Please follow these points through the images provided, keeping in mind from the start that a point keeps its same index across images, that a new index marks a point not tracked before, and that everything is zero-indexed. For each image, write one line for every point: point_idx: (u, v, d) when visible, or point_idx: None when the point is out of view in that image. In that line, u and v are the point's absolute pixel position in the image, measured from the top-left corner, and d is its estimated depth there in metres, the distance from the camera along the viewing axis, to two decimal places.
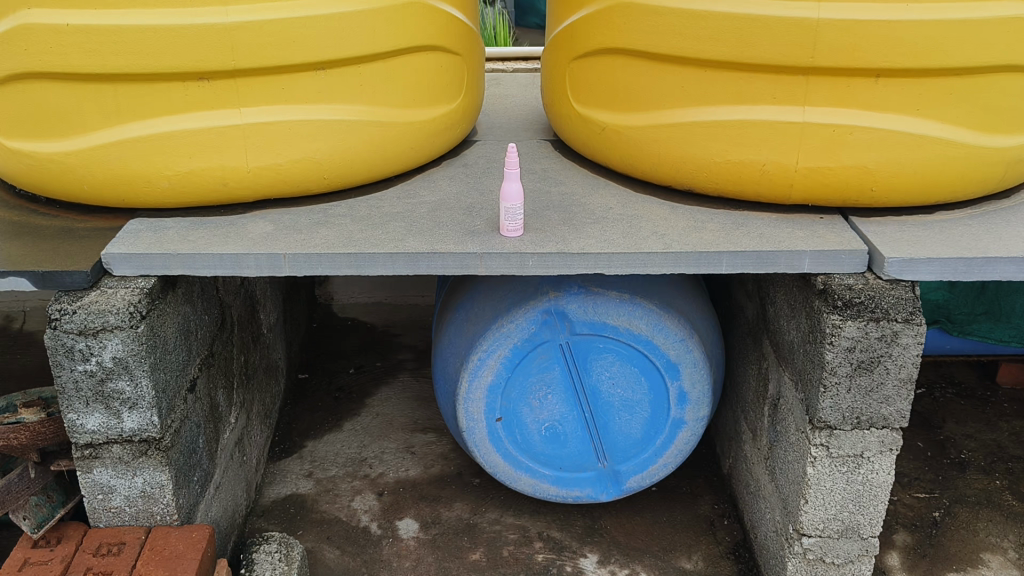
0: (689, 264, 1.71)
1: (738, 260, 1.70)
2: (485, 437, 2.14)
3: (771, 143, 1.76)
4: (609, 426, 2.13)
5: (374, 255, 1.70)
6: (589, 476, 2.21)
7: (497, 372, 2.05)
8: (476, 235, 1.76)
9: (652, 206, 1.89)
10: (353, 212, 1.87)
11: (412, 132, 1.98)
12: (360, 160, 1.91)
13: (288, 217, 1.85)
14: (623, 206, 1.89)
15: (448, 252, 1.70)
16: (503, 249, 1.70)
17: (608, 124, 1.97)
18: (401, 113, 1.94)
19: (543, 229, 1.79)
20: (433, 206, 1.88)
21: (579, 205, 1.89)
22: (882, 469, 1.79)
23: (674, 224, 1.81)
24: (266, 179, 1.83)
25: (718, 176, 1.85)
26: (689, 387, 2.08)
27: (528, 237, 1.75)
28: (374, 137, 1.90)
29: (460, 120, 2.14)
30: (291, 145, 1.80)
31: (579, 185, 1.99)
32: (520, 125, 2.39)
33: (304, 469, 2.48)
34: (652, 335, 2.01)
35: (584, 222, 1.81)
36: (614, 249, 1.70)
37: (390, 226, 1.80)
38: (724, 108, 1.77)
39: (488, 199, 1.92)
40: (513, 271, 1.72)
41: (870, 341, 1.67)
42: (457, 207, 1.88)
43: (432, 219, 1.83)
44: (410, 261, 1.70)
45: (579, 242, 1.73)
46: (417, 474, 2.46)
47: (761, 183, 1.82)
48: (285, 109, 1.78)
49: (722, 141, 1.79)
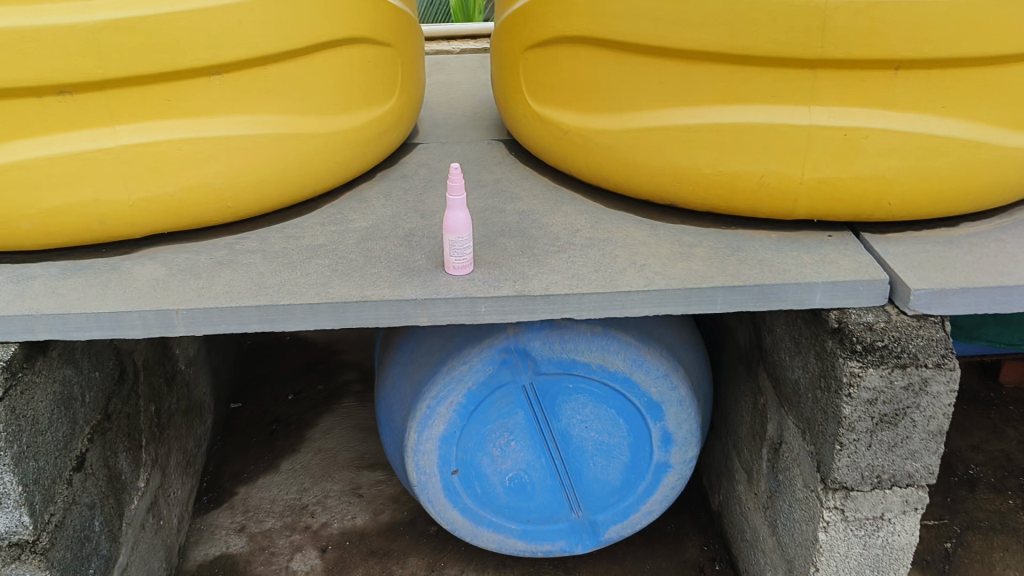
0: (677, 303, 1.41)
1: (735, 296, 1.41)
2: (439, 492, 1.84)
3: (771, 150, 1.45)
4: (583, 474, 1.85)
5: (290, 306, 1.37)
6: (561, 527, 1.92)
7: (450, 421, 1.75)
8: (416, 275, 1.44)
9: (628, 227, 1.58)
10: (266, 246, 1.53)
11: (336, 145, 1.63)
12: (272, 182, 1.57)
13: (183, 254, 1.51)
14: (592, 228, 1.58)
15: (382, 300, 1.38)
16: (450, 294, 1.39)
17: (572, 128, 1.65)
18: (321, 121, 1.60)
19: (498, 263, 1.47)
20: (363, 236, 1.56)
21: (540, 231, 1.57)
22: (905, 531, 1.52)
23: (656, 250, 1.50)
24: (153, 212, 1.48)
25: (706, 190, 1.54)
26: (674, 427, 1.80)
27: (481, 277, 1.44)
28: (288, 153, 1.56)
29: (397, 123, 1.81)
30: (183, 169, 1.46)
31: (540, 201, 1.67)
32: (467, 121, 2.06)
33: (235, 523, 2.17)
34: (629, 372, 1.72)
35: (548, 253, 1.50)
36: (586, 289, 1.40)
37: (310, 265, 1.47)
38: (713, 109, 1.46)
39: (429, 223, 1.60)
40: (463, 319, 1.40)
41: (895, 391, 1.39)
42: (393, 236, 1.56)
43: (362, 254, 1.50)
44: (335, 312, 1.38)
45: (542, 280, 1.43)
46: (365, 523, 2.16)
47: (759, 198, 1.51)
48: (173, 125, 1.44)
49: (712, 148, 1.48)
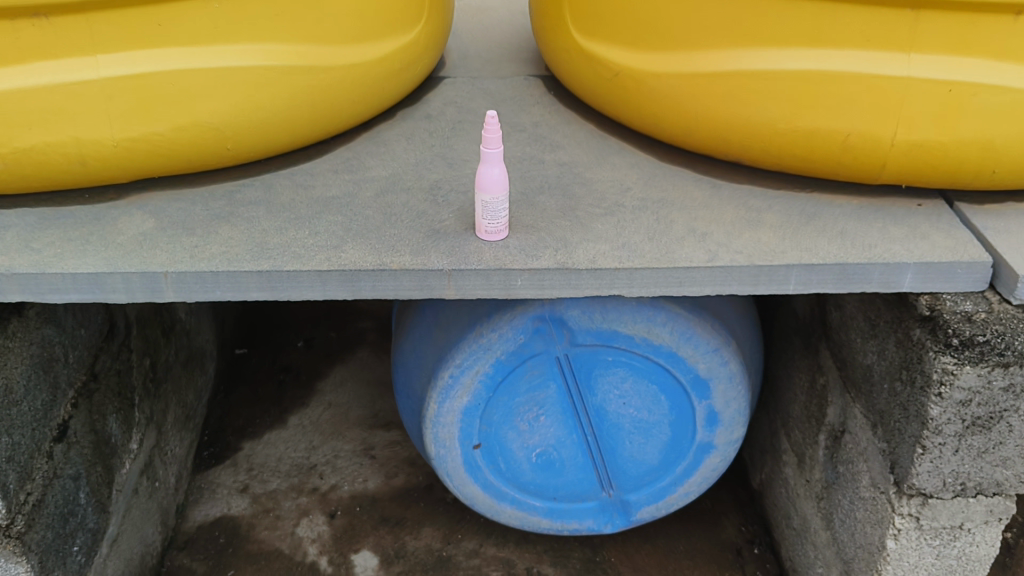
0: (744, 282, 1.21)
1: (812, 276, 1.21)
2: (459, 467, 1.68)
3: (860, 105, 1.23)
4: (618, 452, 1.69)
5: (296, 273, 1.19)
6: (590, 506, 1.77)
7: (474, 392, 1.58)
8: (442, 240, 1.25)
9: (686, 186, 1.37)
10: (271, 196, 1.34)
11: (349, 80, 1.42)
12: (276, 122, 1.36)
13: (176, 203, 1.32)
14: (645, 187, 1.37)
15: (403, 269, 1.19)
16: (480, 264, 1.20)
17: (620, 69, 1.42)
18: (332, 52, 1.38)
19: (536, 228, 1.28)
20: (381, 189, 1.36)
21: (585, 189, 1.37)
22: (984, 542, 1.36)
23: (720, 216, 1.30)
24: (140, 155, 1.28)
25: (778, 147, 1.32)
26: (721, 406, 1.63)
27: (517, 243, 1.24)
28: (295, 88, 1.35)
29: (423, 54, 1.59)
30: (173, 107, 1.26)
31: (584, 152, 1.46)
32: (500, 52, 1.84)
33: (238, 482, 2.03)
34: (676, 346, 1.54)
35: (594, 215, 1.30)
36: (638, 262, 1.20)
37: (321, 222, 1.28)
38: (792, 53, 1.24)
39: (457, 175, 1.40)
40: (495, 293, 1.21)
41: (993, 392, 1.21)
42: (416, 190, 1.36)
43: (380, 211, 1.31)
44: (348, 282, 1.20)
45: (587, 248, 1.23)
46: (378, 488, 2.01)
47: (841, 160, 1.30)
48: (161, 54, 1.22)
49: (789, 100, 1.26)
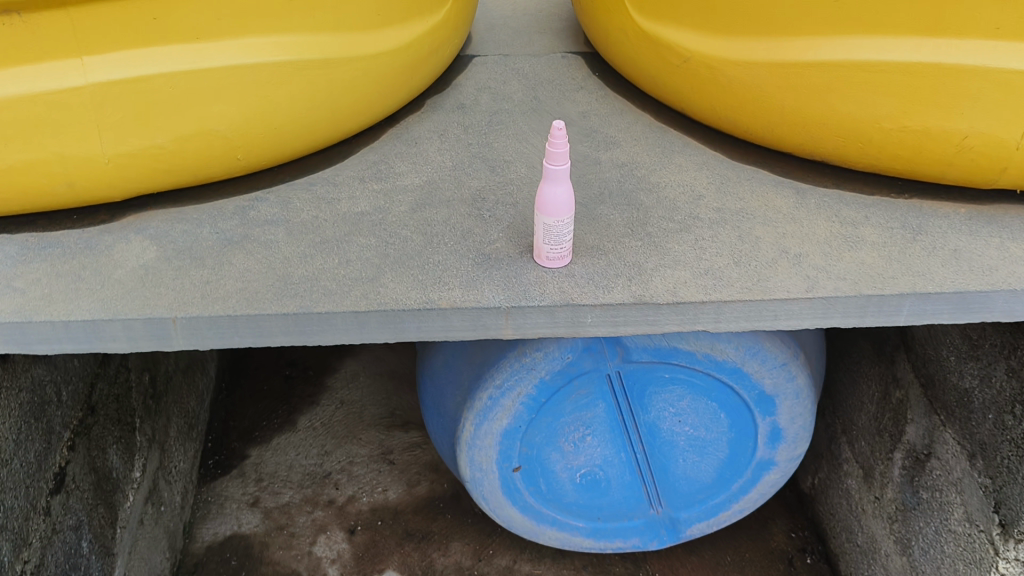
0: (848, 313, 1.05)
1: (927, 306, 1.05)
2: (496, 490, 1.53)
3: (982, 102, 1.05)
4: (669, 470, 1.54)
5: (328, 315, 1.01)
6: (636, 524, 1.63)
7: (516, 414, 1.42)
8: (495, 269, 1.07)
9: (766, 194, 1.20)
10: (291, 213, 1.16)
11: (378, 72, 1.23)
12: (294, 125, 1.16)
13: (181, 225, 1.13)
14: (719, 196, 1.20)
15: (454, 308, 1.02)
16: (545, 300, 1.02)
17: (693, 54, 1.24)
18: (356, 41, 1.18)
19: (603, 251, 1.11)
20: (418, 203, 1.18)
21: (652, 199, 1.19)
22: None
23: (812, 232, 1.13)
24: (138, 171, 1.09)
25: (879, 148, 1.15)
26: (786, 421, 1.48)
27: (583, 272, 1.07)
28: (314, 85, 1.15)
29: (451, 35, 1.39)
30: (178, 114, 1.06)
31: (643, 152, 1.28)
32: (531, 25, 1.64)
33: (248, 495, 1.87)
34: (742, 362, 1.38)
35: (667, 233, 1.13)
36: (727, 294, 1.03)
37: (352, 245, 1.10)
38: (909, 42, 1.06)
39: (502, 182, 1.22)
40: (561, 331, 1.04)
41: None
42: (458, 203, 1.18)
43: (419, 233, 1.13)
44: (390, 323, 1.02)
45: (665, 276, 1.07)
46: (399, 498, 1.86)
47: (954, 163, 1.12)
48: (164, 54, 1.04)
49: (898, 95, 1.09)
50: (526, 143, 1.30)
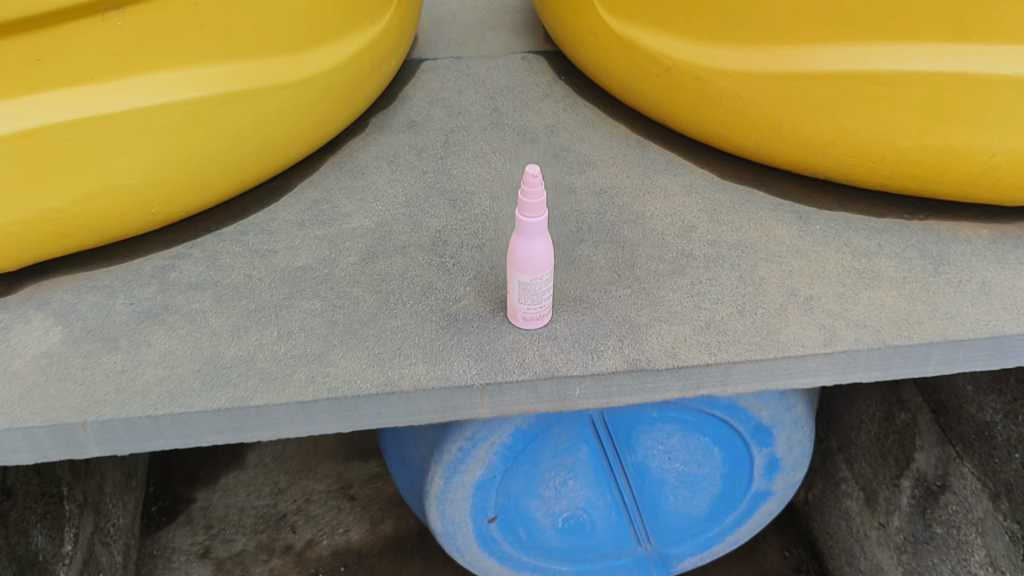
0: (871, 368, 0.92)
1: (958, 354, 0.92)
2: (471, 542, 1.38)
3: (1014, 114, 0.92)
4: (659, 507, 1.42)
5: (271, 408, 0.85)
6: (624, 563, 1.50)
7: (490, 465, 1.27)
8: (463, 334, 0.92)
9: (765, 221, 1.06)
10: (222, 274, 0.99)
11: (313, 98, 1.06)
12: (217, 168, 0.99)
13: (91, 297, 0.96)
14: (712, 226, 1.05)
15: (419, 390, 0.86)
16: (526, 375, 0.87)
17: (676, 62, 1.08)
18: (283, 66, 1.01)
19: (587, 304, 0.96)
20: (369, 251, 1.01)
21: (637, 233, 1.05)
22: None
23: (821, 268, 0.99)
24: (35, 239, 0.91)
25: (893, 167, 1.01)
26: (784, 452, 1.35)
27: (566, 332, 0.92)
28: (239, 120, 0.98)
29: (394, 44, 1.22)
30: (78, 169, 0.89)
31: (622, 175, 1.13)
32: (483, 21, 1.47)
33: (197, 545, 1.69)
34: (738, 397, 1.25)
35: (658, 278, 0.98)
36: (735, 354, 0.89)
37: (295, 313, 0.94)
38: (928, 49, 0.92)
39: (465, 220, 1.06)
40: (544, 406, 0.90)
41: None
42: (415, 249, 1.02)
43: (372, 290, 0.97)
44: (345, 411, 0.87)
45: (661, 334, 0.92)
46: (363, 539, 1.72)
47: (978, 182, 0.99)
48: (53, 100, 0.86)
49: (917, 109, 0.95)
50: (489, 167, 1.14)
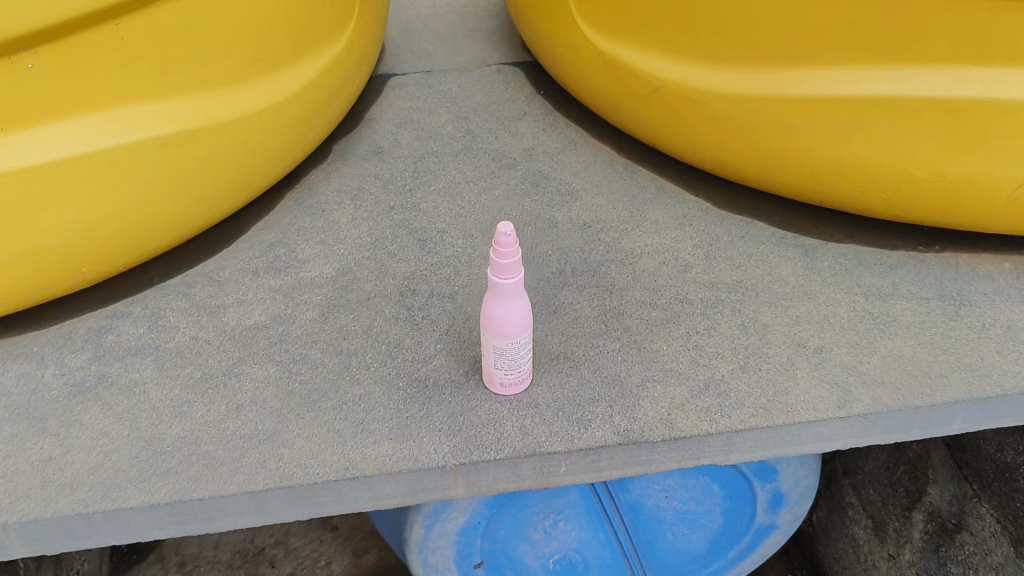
0: (890, 429, 0.83)
1: (985, 411, 0.83)
2: None
3: None
4: (657, 544, 1.33)
5: (219, 501, 0.75)
6: None
7: (474, 512, 1.16)
8: (434, 403, 0.82)
9: (765, 257, 0.96)
10: (165, 337, 0.89)
11: (265, 133, 0.95)
12: (159, 217, 0.89)
13: (18, 369, 0.86)
14: (708, 265, 0.96)
15: (386, 475, 0.77)
16: (505, 453, 0.78)
17: (667, 82, 0.98)
18: (230, 99, 0.91)
19: (572, 361, 0.86)
20: (329, 304, 0.92)
21: (626, 274, 0.95)
22: None
23: (830, 314, 0.90)
24: None
25: (907, 198, 0.91)
26: (790, 487, 1.26)
27: (549, 398, 0.83)
28: (182, 164, 0.88)
29: (357, 61, 1.11)
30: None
31: (609, 205, 1.03)
32: (454, 28, 1.36)
33: None
34: None
35: (649, 329, 0.89)
36: (738, 421, 0.80)
37: (246, 383, 0.84)
38: (949, 72, 0.83)
39: (437, 263, 0.96)
40: (527, 484, 0.81)
41: None
42: (381, 300, 0.92)
43: (332, 351, 0.87)
44: (303, 499, 0.77)
45: (655, 397, 0.83)
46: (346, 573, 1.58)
47: (1002, 215, 0.90)
48: None
49: (935, 138, 0.86)
50: (463, 200, 1.04)
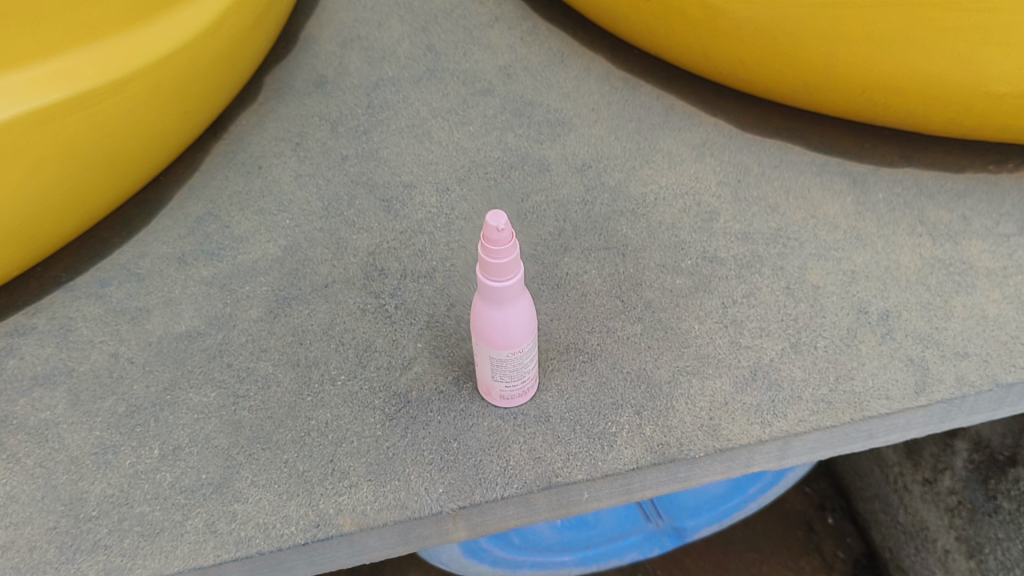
0: (976, 412, 0.68)
1: None
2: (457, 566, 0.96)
3: None
4: None
5: None
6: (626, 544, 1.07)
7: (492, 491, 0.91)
8: (420, 425, 0.66)
9: (806, 194, 0.79)
10: (79, 358, 0.71)
11: (178, 82, 0.75)
12: (52, 207, 0.69)
13: None
14: (738, 211, 0.78)
15: (370, 531, 0.61)
16: (515, 487, 0.63)
17: None
18: (130, 46, 0.70)
19: (585, 354, 0.70)
20: (278, 297, 0.74)
21: (640, 230, 0.77)
22: None
23: (892, 267, 0.74)
24: None
25: (980, 115, 0.74)
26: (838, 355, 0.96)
27: (560, 408, 0.67)
28: (76, 141, 0.67)
29: None
30: None
31: (610, 136, 0.84)
32: None
33: None
34: None
35: (675, 302, 0.73)
36: (797, 423, 0.65)
37: (185, 414, 0.67)
38: None
39: (407, 231, 0.78)
40: (542, 515, 0.66)
41: None
42: (342, 286, 0.74)
43: (287, 363, 0.70)
44: (270, 565, 0.62)
45: (692, 396, 0.67)
46: None
47: None
48: None
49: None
50: (431, 142, 0.85)
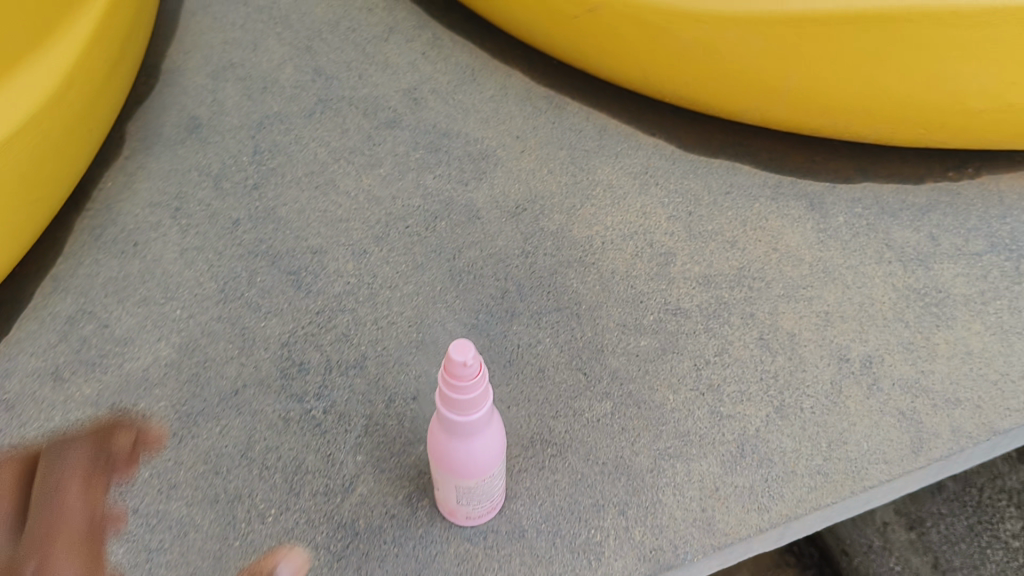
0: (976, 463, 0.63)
1: None
2: None
3: None
4: None
5: None
6: None
7: None
8: (376, 561, 0.55)
9: (763, 222, 0.73)
10: None
11: (24, 166, 0.61)
12: None
13: None
14: (695, 249, 0.71)
15: None
16: None
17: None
18: None
19: (553, 447, 0.61)
20: (180, 413, 0.61)
21: (591, 284, 0.69)
22: None
23: (865, 303, 0.68)
24: None
25: (945, 131, 0.69)
26: None
27: (535, 518, 0.58)
28: None
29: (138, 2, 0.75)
30: None
31: (542, 168, 0.75)
32: None
33: None
34: None
35: (642, 371, 0.65)
36: (797, 504, 0.59)
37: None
38: None
39: (323, 310, 0.67)
40: None
41: None
42: (257, 389, 0.63)
43: (204, 500, 0.58)
44: None
45: (677, 486, 0.59)
46: None
47: None
48: None
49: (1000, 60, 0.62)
50: (338, 193, 0.73)
